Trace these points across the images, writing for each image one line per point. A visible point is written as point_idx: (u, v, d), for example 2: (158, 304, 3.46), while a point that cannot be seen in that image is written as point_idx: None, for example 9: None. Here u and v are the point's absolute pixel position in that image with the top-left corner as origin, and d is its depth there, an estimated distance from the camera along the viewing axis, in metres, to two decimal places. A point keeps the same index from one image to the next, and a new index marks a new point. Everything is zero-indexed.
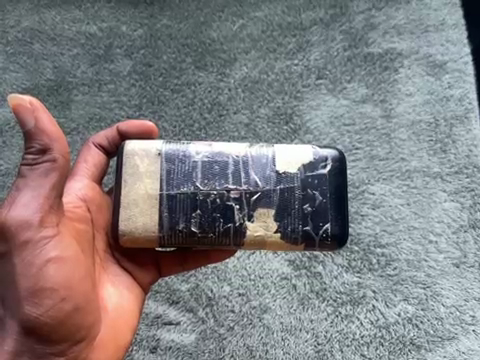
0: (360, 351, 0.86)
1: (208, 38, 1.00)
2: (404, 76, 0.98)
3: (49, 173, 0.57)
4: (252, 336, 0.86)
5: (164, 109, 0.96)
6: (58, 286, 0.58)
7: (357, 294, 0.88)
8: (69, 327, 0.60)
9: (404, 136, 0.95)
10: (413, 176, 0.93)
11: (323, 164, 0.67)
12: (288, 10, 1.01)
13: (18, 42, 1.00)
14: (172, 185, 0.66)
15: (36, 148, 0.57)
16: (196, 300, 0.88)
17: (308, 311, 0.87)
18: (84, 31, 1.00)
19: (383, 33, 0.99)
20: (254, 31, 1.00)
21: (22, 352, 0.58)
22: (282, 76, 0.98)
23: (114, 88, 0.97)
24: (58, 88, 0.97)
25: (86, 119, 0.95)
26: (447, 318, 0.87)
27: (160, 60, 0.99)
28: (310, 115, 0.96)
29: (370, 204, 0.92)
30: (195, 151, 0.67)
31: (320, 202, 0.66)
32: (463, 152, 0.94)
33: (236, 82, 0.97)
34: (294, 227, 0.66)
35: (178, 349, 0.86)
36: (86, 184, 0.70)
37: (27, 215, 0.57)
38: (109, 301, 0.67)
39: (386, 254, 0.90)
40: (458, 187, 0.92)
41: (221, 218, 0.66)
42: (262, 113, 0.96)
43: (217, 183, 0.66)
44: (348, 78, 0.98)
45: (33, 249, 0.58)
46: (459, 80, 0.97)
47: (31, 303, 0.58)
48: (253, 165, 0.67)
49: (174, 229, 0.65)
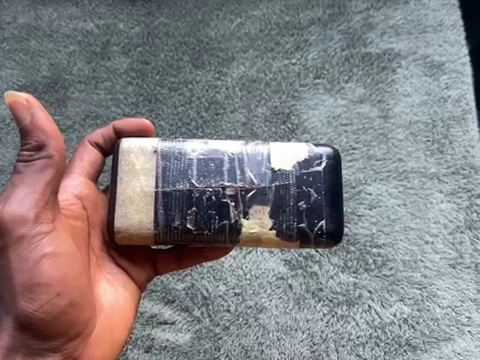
0: (356, 352, 0.86)
1: (206, 37, 0.99)
2: (402, 77, 0.98)
3: (45, 169, 0.57)
4: (247, 335, 0.86)
5: (161, 107, 0.95)
6: (53, 281, 0.58)
7: (352, 294, 0.88)
8: (64, 323, 0.59)
9: (401, 137, 0.95)
10: (410, 177, 0.93)
11: (318, 162, 0.67)
12: (286, 9, 1.01)
13: (15, 38, 0.99)
14: (167, 182, 0.66)
15: (32, 145, 0.56)
16: (191, 300, 0.87)
17: (304, 311, 0.87)
18: (81, 28, 1.00)
19: (381, 33, 0.99)
20: (251, 30, 1.00)
21: (17, 348, 0.58)
22: (280, 75, 0.98)
23: (110, 86, 0.97)
24: (54, 85, 0.96)
25: (82, 117, 0.95)
26: (443, 319, 0.87)
27: (157, 58, 0.98)
28: (307, 115, 0.96)
29: (367, 204, 0.92)
30: (191, 149, 0.66)
31: (315, 199, 0.66)
32: (461, 153, 0.94)
33: (233, 81, 0.97)
34: (290, 224, 0.65)
35: (173, 349, 0.86)
36: (82, 182, 0.70)
37: (22, 210, 0.57)
38: (104, 298, 0.66)
39: (382, 255, 0.89)
40: (455, 188, 0.92)
41: (217, 216, 0.65)
42: (259, 112, 0.95)
43: (213, 181, 0.66)
44: (346, 78, 0.98)
45: (28, 245, 0.57)
46: (457, 81, 0.97)
47: (26, 299, 0.57)
48: (249, 163, 0.66)
49: (170, 226, 0.65)
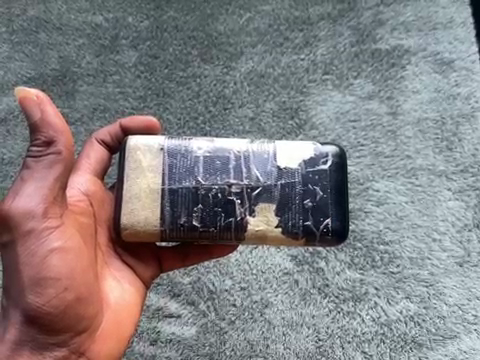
0: (361, 348, 0.85)
1: (215, 31, 0.99)
2: (411, 73, 0.97)
3: (54, 166, 0.57)
4: (253, 330, 0.86)
5: (169, 101, 0.95)
6: (61, 276, 0.58)
7: (359, 290, 0.88)
8: (71, 318, 0.59)
9: (410, 134, 0.94)
10: (418, 174, 0.93)
11: (323, 160, 0.67)
12: (295, 4, 1.01)
13: (24, 31, 0.99)
14: (174, 179, 0.65)
15: (41, 140, 0.56)
16: (197, 294, 0.88)
17: (310, 306, 0.87)
18: (90, 21, 1.00)
19: (391, 30, 0.99)
20: (260, 25, 1.00)
21: (24, 342, 0.58)
22: (288, 71, 0.97)
23: (119, 79, 0.96)
24: (63, 78, 0.96)
25: (90, 110, 0.95)
26: (449, 317, 0.87)
27: (166, 52, 0.98)
28: (315, 111, 0.95)
29: (374, 200, 0.92)
30: (197, 147, 0.66)
31: (321, 197, 0.66)
32: (469, 151, 0.94)
33: (242, 76, 0.97)
34: (295, 222, 0.65)
35: (179, 342, 0.86)
36: (89, 179, 0.69)
37: (29, 206, 0.56)
38: (111, 295, 0.66)
39: (389, 252, 0.89)
40: (463, 186, 0.92)
41: (222, 213, 0.65)
42: (267, 108, 0.95)
43: (219, 178, 0.66)
44: (355, 74, 0.97)
45: (36, 239, 0.57)
46: (467, 78, 0.96)
47: (33, 293, 0.57)
48: (255, 161, 0.66)
49: (176, 224, 0.65)
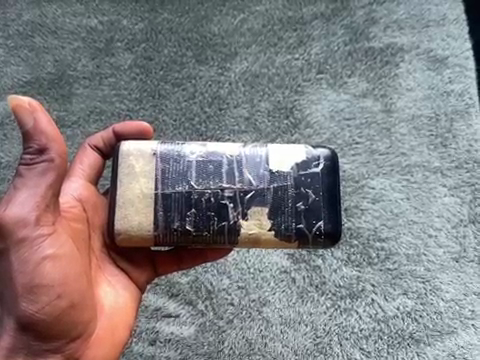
0: (359, 345, 0.86)
1: (209, 33, 1.00)
2: (405, 71, 0.98)
3: (46, 172, 0.58)
4: (251, 328, 0.87)
5: (164, 102, 0.96)
6: (55, 283, 0.59)
7: (356, 288, 0.88)
8: (65, 324, 0.60)
9: (404, 131, 0.95)
10: (413, 171, 0.93)
11: (315, 163, 0.67)
12: (288, 4, 1.01)
13: (19, 35, 1.00)
14: (167, 184, 0.66)
15: (34, 148, 0.57)
16: (195, 293, 0.88)
17: (307, 304, 0.88)
18: (85, 24, 1.00)
19: (384, 28, 0.99)
20: (254, 25, 1.00)
21: (19, 349, 0.59)
22: (283, 70, 0.98)
23: (115, 82, 0.97)
24: (59, 81, 0.97)
25: (86, 112, 0.95)
26: (446, 313, 0.87)
27: (160, 54, 0.99)
28: (310, 110, 0.96)
29: (370, 198, 0.92)
30: (190, 151, 0.67)
31: (313, 200, 0.67)
32: (464, 147, 0.94)
33: (236, 77, 0.97)
34: (288, 225, 0.66)
35: (178, 341, 0.87)
36: (82, 185, 0.70)
37: (22, 214, 0.57)
38: (105, 299, 0.67)
39: (385, 249, 0.90)
40: (458, 182, 0.93)
41: (216, 217, 0.66)
42: (262, 107, 0.96)
43: (212, 182, 0.66)
44: (349, 72, 0.98)
45: (30, 247, 0.58)
46: (460, 75, 0.97)
47: (27, 301, 0.58)
48: (247, 164, 0.67)
49: (169, 228, 0.66)
